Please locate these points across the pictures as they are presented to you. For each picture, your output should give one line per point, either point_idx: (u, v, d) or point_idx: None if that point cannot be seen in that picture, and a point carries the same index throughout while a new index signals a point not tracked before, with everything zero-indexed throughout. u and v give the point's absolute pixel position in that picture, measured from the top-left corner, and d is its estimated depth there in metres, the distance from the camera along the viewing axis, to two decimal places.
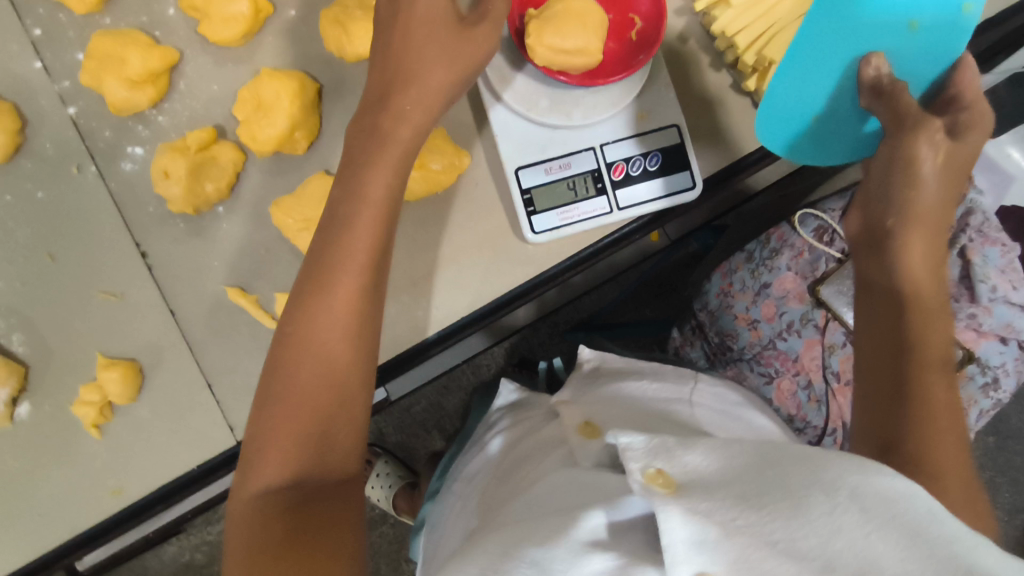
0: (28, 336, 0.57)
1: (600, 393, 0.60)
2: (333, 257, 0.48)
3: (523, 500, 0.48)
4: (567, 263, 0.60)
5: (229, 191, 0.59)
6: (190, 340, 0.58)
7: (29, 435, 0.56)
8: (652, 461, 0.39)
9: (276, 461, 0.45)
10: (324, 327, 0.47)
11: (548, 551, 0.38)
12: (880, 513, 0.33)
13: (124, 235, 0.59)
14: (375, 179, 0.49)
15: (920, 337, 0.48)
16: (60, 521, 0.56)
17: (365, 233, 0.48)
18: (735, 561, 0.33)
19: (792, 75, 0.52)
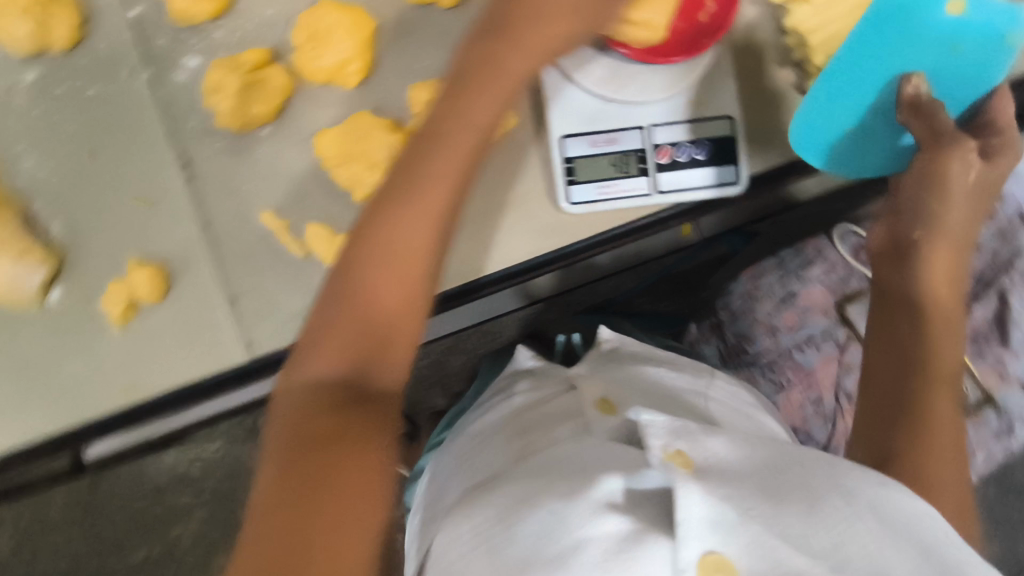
0: (62, 227, 0.58)
1: (618, 372, 0.61)
2: (423, 165, 0.46)
3: (540, 457, 0.48)
4: (611, 233, 0.59)
5: (275, 115, 0.59)
6: (219, 255, 0.59)
7: (53, 322, 0.58)
8: (674, 440, 0.38)
9: (329, 358, 0.43)
10: (406, 233, 0.44)
11: (566, 505, 0.37)
12: (895, 526, 0.35)
13: (167, 143, 0.59)
14: (476, 95, 0.47)
15: (932, 352, 0.48)
16: (72, 409, 0.58)
17: (460, 147, 0.46)
18: (746, 544, 0.33)
19: (834, 91, 0.54)
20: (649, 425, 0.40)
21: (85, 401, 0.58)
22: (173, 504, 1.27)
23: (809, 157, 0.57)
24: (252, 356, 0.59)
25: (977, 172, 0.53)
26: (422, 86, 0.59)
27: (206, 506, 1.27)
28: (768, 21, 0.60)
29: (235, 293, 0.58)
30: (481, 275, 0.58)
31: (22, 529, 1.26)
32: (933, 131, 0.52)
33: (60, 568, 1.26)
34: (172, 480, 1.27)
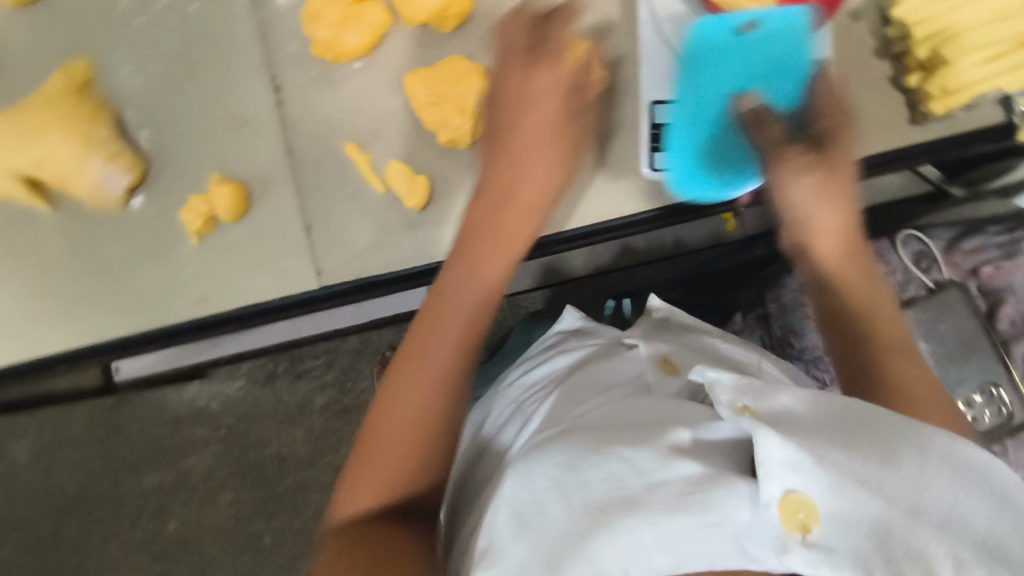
0: (153, 136, 0.59)
1: (673, 340, 0.64)
2: (435, 320, 0.51)
3: (603, 411, 0.53)
4: (643, 216, 0.59)
5: (369, 51, 0.60)
6: (300, 180, 0.59)
7: (134, 227, 0.59)
8: (740, 397, 0.44)
9: (382, 466, 0.48)
10: (460, 333, 0.50)
11: (635, 453, 0.45)
12: (971, 477, 0.40)
13: (264, 65, 0.60)
14: (476, 263, 0.52)
15: (873, 328, 0.52)
16: (142, 314, 0.59)
17: (481, 281, 0.52)
18: (823, 487, 0.39)
19: (677, 118, 0.57)
20: (711, 383, 0.46)
21: (157, 307, 0.59)
22: (191, 435, 1.29)
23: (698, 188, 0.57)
24: (321, 285, 0.59)
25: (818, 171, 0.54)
26: None
27: (220, 443, 1.29)
28: (872, 12, 0.60)
29: (311, 220, 0.59)
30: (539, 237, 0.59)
31: (44, 437, 1.29)
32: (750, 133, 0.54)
33: (77, 481, 1.29)
34: (190, 411, 1.29)
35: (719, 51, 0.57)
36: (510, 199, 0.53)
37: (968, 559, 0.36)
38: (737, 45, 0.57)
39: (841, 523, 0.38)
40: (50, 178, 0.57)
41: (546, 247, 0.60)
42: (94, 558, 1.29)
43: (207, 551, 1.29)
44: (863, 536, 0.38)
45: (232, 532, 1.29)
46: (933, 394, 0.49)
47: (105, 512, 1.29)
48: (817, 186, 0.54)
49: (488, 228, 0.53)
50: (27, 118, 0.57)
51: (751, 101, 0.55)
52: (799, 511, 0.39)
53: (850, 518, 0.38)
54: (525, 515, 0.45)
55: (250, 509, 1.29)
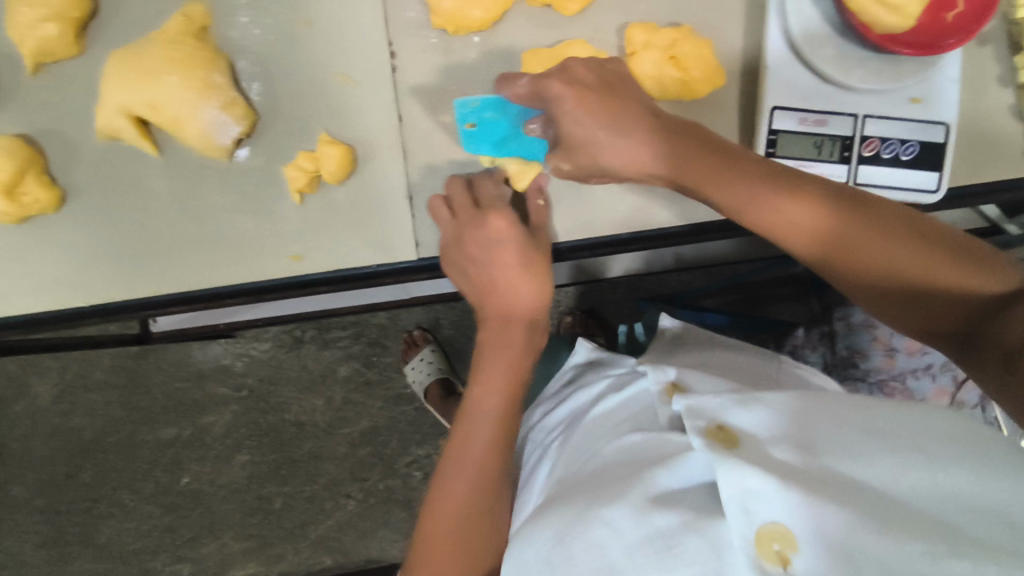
0: (264, 88, 0.59)
1: (685, 358, 0.69)
2: (465, 433, 0.58)
3: (602, 458, 0.56)
4: (676, 230, 0.61)
5: (488, 25, 0.59)
6: (406, 147, 0.59)
7: (237, 177, 0.59)
8: (709, 419, 0.46)
9: (443, 553, 0.55)
10: (473, 469, 0.56)
11: (612, 513, 0.46)
12: (943, 453, 0.41)
13: (382, 29, 0.59)
14: (493, 376, 0.59)
15: (814, 232, 0.49)
16: (241, 265, 0.59)
17: (495, 397, 0.58)
18: (792, 506, 0.39)
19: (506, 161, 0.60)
20: (689, 409, 0.48)
21: (252, 259, 0.59)
22: (212, 392, 1.29)
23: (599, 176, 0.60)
24: (422, 257, 0.60)
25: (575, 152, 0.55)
26: (640, 27, 0.58)
27: (241, 403, 1.29)
28: (1002, 38, 0.59)
29: (413, 190, 0.59)
30: (595, 235, 0.61)
31: (68, 379, 1.29)
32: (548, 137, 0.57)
33: (95, 426, 1.29)
34: (214, 368, 1.28)
35: (474, 133, 0.59)
36: (502, 323, 0.60)
37: (948, 550, 0.35)
38: (478, 122, 0.59)
39: (823, 544, 0.38)
40: (159, 119, 0.57)
41: (596, 247, 0.61)
42: (106, 501, 1.30)
43: (218, 507, 1.30)
44: (837, 558, 0.37)
45: (244, 493, 1.30)
46: (911, 256, 0.47)
47: (122, 459, 1.30)
48: (591, 138, 0.54)
49: (498, 345, 0.59)
50: (140, 59, 0.57)
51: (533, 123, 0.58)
52: (774, 543, 0.39)
53: (824, 539, 0.38)
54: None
55: (267, 471, 1.30)
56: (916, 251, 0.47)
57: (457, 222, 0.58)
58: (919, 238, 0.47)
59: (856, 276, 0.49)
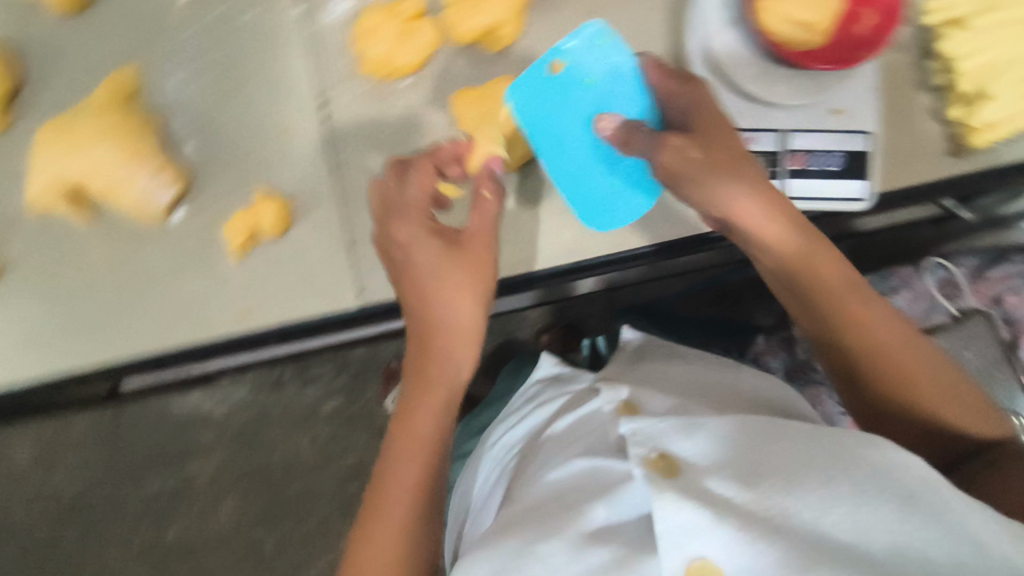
0: (196, 148, 0.59)
1: (644, 371, 0.70)
2: (394, 453, 0.53)
3: (544, 486, 0.55)
4: (636, 252, 0.61)
5: (418, 68, 0.59)
6: (343, 195, 0.59)
7: (178, 239, 0.59)
8: (653, 446, 0.48)
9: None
10: (385, 516, 0.51)
11: (552, 548, 0.48)
12: (870, 486, 0.41)
13: (310, 80, 0.59)
14: (422, 397, 0.54)
15: (843, 323, 0.52)
16: (187, 326, 0.59)
17: (428, 413, 0.53)
18: (722, 546, 0.40)
19: (558, 134, 0.55)
20: (633, 436, 0.50)
21: (201, 318, 0.59)
22: (194, 442, 1.27)
23: (587, 215, 0.57)
24: (362, 302, 0.59)
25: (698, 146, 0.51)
26: None
27: (224, 449, 1.27)
28: (916, 44, 0.60)
29: (353, 237, 0.59)
30: (538, 270, 0.61)
31: (43, 444, 1.27)
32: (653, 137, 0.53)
33: (75, 488, 1.27)
34: (194, 417, 1.27)
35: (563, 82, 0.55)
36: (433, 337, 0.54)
37: None
38: (577, 69, 0.56)
39: None
40: (92, 189, 0.57)
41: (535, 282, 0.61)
42: (91, 565, 1.27)
43: (207, 560, 1.27)
44: None
45: (233, 540, 1.27)
46: (917, 383, 0.51)
47: (105, 519, 1.27)
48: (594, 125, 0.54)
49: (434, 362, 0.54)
50: (68, 130, 0.57)
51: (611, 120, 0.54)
52: None
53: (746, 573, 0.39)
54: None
55: (253, 519, 1.27)
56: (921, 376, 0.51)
57: (383, 209, 0.54)
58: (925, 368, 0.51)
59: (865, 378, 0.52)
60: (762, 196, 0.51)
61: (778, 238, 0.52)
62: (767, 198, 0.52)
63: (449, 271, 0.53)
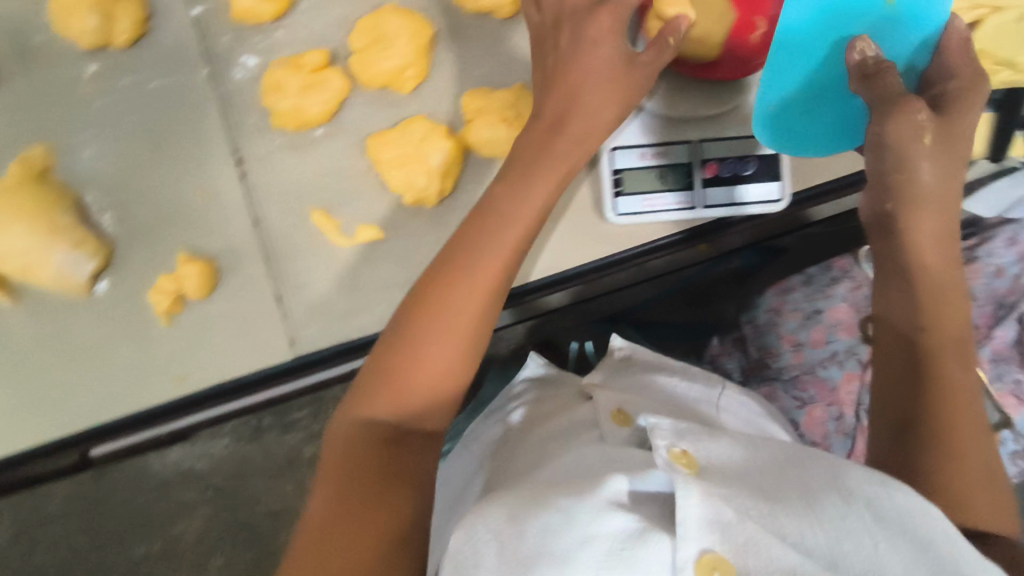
0: (117, 218, 0.59)
1: (630, 381, 0.70)
2: (449, 287, 0.47)
3: (554, 468, 0.53)
4: (629, 253, 0.60)
5: (331, 117, 0.60)
6: (268, 250, 0.59)
7: (103, 310, 0.58)
8: (677, 443, 0.47)
9: (386, 396, 0.46)
10: (472, 282, 0.47)
11: (575, 503, 0.41)
12: (888, 523, 0.40)
13: (225, 138, 0.60)
14: (532, 182, 0.49)
15: (936, 322, 0.50)
16: (122, 397, 0.58)
17: (496, 262, 0.47)
18: (741, 543, 0.38)
19: (791, 41, 0.53)
20: (654, 430, 0.49)
21: (134, 389, 0.58)
22: (178, 499, 1.25)
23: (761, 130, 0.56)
24: (295, 355, 0.59)
25: (932, 132, 0.50)
26: (476, 94, 0.60)
27: (209, 504, 1.25)
28: None
29: (282, 290, 0.59)
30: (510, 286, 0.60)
31: (22, 520, 1.25)
32: (882, 98, 0.50)
33: (56, 562, 1.24)
34: (176, 474, 1.25)
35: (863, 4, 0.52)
36: (525, 168, 0.50)
37: None
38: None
39: None
40: (14, 270, 0.57)
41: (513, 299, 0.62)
42: None
43: None
44: None
45: None
46: (976, 442, 0.48)
47: None
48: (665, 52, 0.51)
49: (514, 201, 0.49)
50: None
51: (865, 42, 0.51)
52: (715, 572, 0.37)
53: None
54: (464, 564, 0.41)
55: None
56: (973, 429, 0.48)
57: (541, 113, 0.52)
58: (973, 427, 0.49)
59: (935, 399, 0.49)
60: (932, 201, 0.51)
61: (926, 241, 0.50)
62: (939, 181, 0.50)
63: (547, 160, 0.50)
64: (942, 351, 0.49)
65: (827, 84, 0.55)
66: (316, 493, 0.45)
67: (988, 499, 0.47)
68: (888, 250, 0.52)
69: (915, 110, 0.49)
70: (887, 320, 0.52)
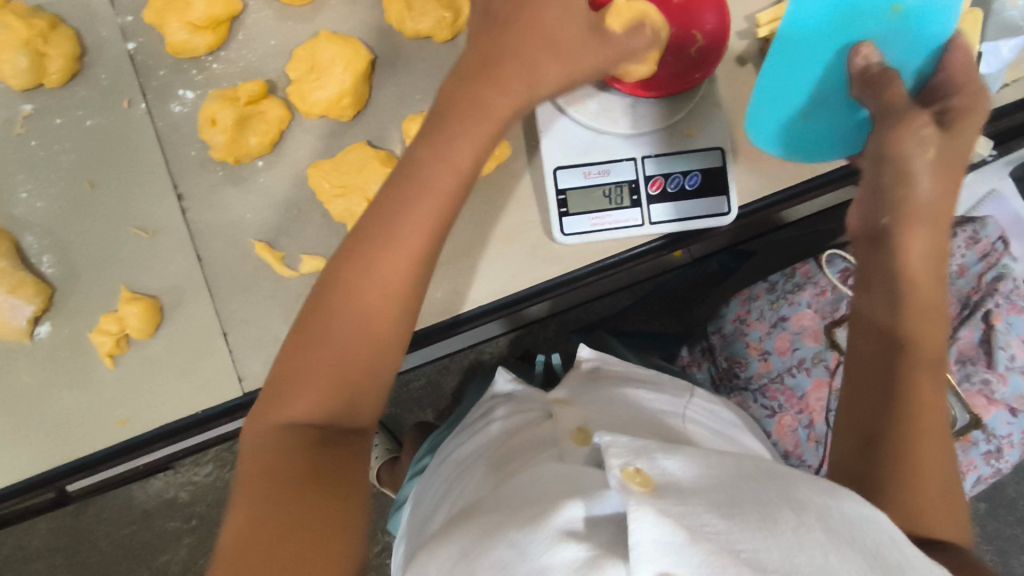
0: (58, 259, 0.58)
1: (599, 397, 0.56)
2: (367, 269, 0.45)
3: (512, 484, 0.46)
4: (581, 271, 0.60)
5: (271, 148, 0.59)
6: (212, 285, 0.58)
7: (44, 355, 0.57)
8: (632, 460, 0.40)
9: (307, 396, 0.44)
10: (394, 252, 0.46)
11: (526, 536, 0.38)
12: (841, 534, 0.36)
13: (165, 173, 0.59)
14: (457, 138, 0.48)
15: (914, 336, 0.49)
16: (68, 441, 0.57)
17: (422, 224, 0.46)
18: (697, 567, 0.33)
19: (795, 44, 0.54)
20: (607, 446, 0.41)
21: (79, 434, 0.57)
22: (162, 530, 1.17)
23: (768, 145, 0.59)
24: (245, 391, 0.58)
25: (935, 146, 0.51)
26: (416, 118, 0.59)
27: (194, 533, 1.18)
28: (758, 55, 0.62)
29: (227, 325, 0.58)
30: (461, 311, 0.59)
31: None
32: (885, 109, 0.52)
33: None
34: (159, 504, 1.17)
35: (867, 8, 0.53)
36: (434, 159, 0.47)
37: None
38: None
39: None
40: None
41: (451, 328, 0.59)
42: None
43: None
44: None
45: None
46: (943, 464, 0.47)
47: None
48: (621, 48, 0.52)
49: (418, 188, 0.46)
50: None
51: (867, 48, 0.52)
52: None
53: None
54: None
55: None
56: (938, 445, 0.48)
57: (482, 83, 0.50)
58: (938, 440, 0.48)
59: (903, 411, 0.48)
60: (927, 216, 0.51)
61: (914, 258, 0.50)
62: (936, 196, 0.51)
63: (454, 146, 0.48)
64: (911, 368, 0.48)
65: (827, 90, 0.56)
66: (235, 505, 0.42)
67: (951, 521, 0.46)
68: (876, 265, 0.52)
69: (919, 123, 0.50)
70: (868, 319, 0.52)
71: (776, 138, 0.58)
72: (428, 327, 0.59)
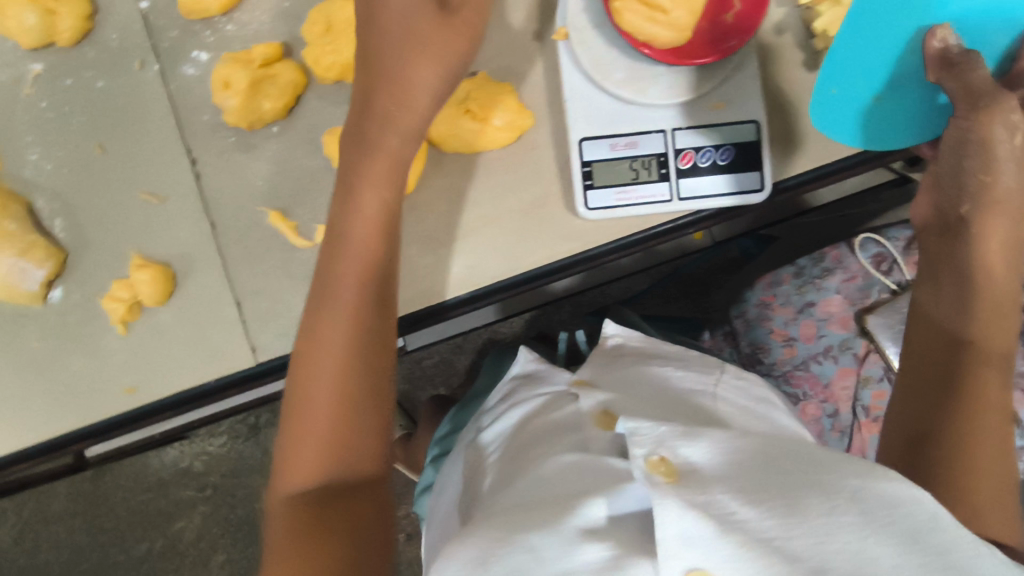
0: (68, 223, 0.57)
1: (625, 377, 0.53)
2: (315, 329, 0.47)
3: (526, 482, 0.44)
4: (607, 248, 0.57)
5: (286, 112, 0.57)
6: (223, 254, 0.57)
7: (55, 320, 0.56)
8: (657, 448, 0.38)
9: (302, 464, 0.45)
10: (334, 301, 0.48)
11: (544, 537, 0.37)
12: (880, 515, 0.34)
13: (177, 138, 0.57)
14: (363, 153, 0.49)
15: (981, 333, 0.47)
16: (77, 408, 0.56)
17: (360, 261, 0.48)
18: (724, 560, 0.32)
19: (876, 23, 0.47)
20: (632, 435, 0.39)
21: (89, 401, 0.56)
22: (177, 498, 1.18)
23: (846, 138, 0.52)
24: (257, 361, 0.57)
25: None
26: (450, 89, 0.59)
27: (209, 502, 1.18)
28: (797, 24, 0.58)
29: (240, 295, 0.57)
30: (476, 287, 0.57)
31: None
32: (978, 87, 0.45)
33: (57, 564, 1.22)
34: (174, 473, 1.18)
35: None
36: (352, 198, 0.49)
37: None
38: None
39: None
40: None
41: (475, 300, 0.57)
42: None
43: None
44: None
45: None
46: (1000, 466, 0.44)
47: None
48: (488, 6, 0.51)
49: (342, 245, 0.48)
50: None
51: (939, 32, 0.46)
52: None
53: None
54: None
55: None
56: (999, 443, 0.45)
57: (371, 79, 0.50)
58: (997, 443, 0.45)
59: (955, 413, 0.45)
60: (1015, 204, 0.47)
61: (1000, 248, 0.47)
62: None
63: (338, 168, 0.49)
64: (974, 365, 0.46)
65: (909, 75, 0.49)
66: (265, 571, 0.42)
67: (999, 523, 0.43)
68: (950, 256, 0.48)
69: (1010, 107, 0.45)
70: (925, 315, 0.49)
71: (860, 132, 0.52)
72: (438, 303, 0.57)
